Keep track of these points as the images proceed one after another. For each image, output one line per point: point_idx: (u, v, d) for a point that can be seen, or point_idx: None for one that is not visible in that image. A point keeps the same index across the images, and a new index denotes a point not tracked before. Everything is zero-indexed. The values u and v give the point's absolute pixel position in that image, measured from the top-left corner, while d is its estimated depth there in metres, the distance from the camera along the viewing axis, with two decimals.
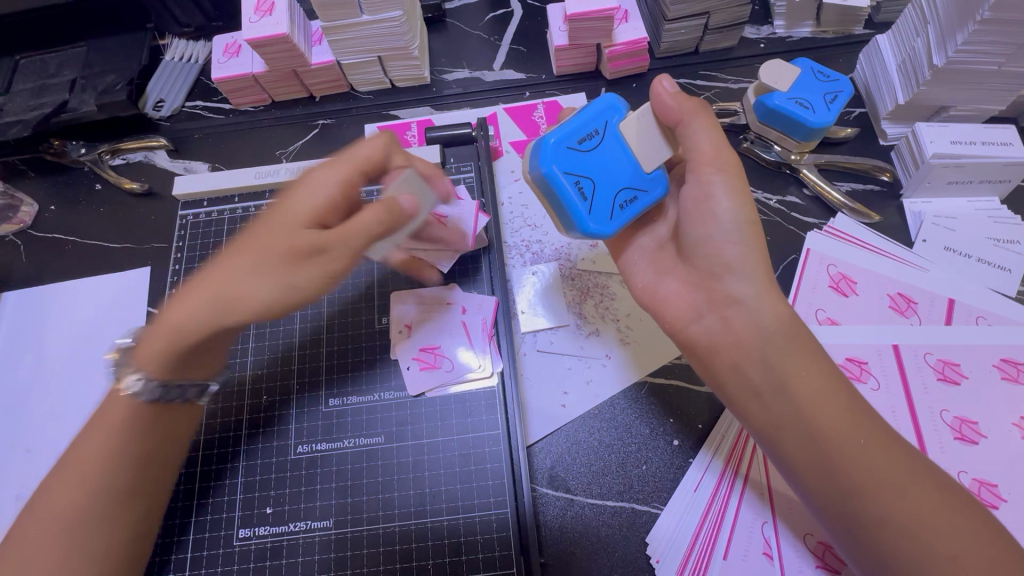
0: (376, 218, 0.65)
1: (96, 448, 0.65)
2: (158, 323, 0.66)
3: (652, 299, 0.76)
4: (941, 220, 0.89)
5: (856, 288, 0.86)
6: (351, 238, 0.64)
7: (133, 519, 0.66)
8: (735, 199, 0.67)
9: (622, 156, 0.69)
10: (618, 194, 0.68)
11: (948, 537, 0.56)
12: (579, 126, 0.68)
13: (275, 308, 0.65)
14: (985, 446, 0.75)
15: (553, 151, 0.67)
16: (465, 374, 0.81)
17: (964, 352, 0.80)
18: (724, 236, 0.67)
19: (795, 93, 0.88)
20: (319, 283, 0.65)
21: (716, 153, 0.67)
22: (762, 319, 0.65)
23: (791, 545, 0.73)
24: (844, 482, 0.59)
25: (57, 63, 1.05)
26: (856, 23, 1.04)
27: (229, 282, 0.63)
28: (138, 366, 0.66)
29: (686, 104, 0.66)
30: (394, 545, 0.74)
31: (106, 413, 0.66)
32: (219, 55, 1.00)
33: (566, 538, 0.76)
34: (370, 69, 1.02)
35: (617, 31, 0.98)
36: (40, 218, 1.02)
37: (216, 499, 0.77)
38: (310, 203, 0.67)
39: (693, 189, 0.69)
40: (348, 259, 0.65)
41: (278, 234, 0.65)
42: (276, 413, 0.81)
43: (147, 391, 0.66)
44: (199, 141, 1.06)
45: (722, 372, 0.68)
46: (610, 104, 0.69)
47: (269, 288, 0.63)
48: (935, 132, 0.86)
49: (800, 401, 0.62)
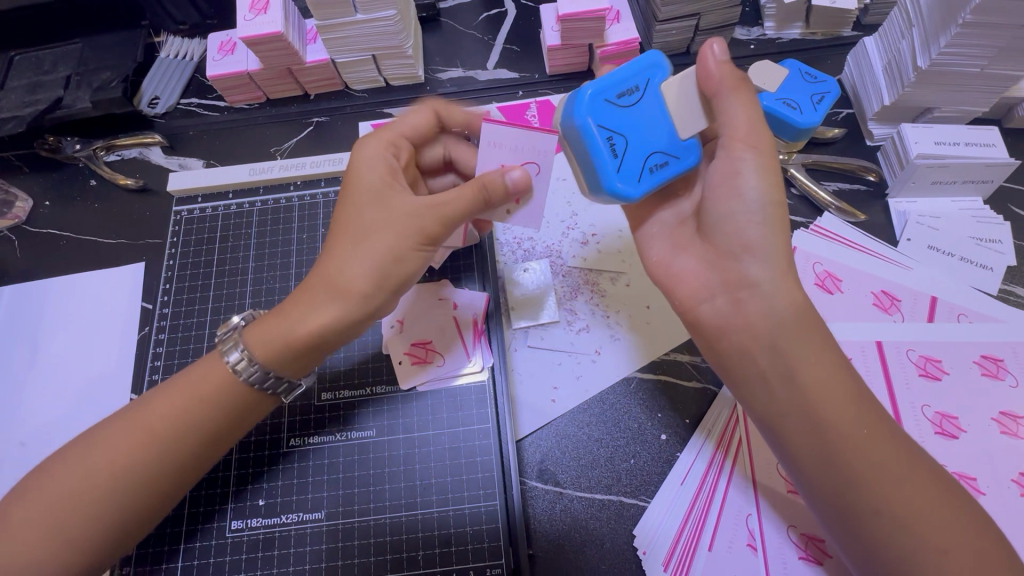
0: (475, 196, 0.67)
1: (180, 414, 0.66)
2: (279, 310, 0.68)
3: (666, 271, 0.75)
4: (925, 220, 0.90)
5: (841, 286, 0.87)
6: (447, 211, 0.67)
7: (125, 529, 0.65)
8: (763, 179, 0.64)
9: (658, 119, 0.67)
10: (651, 156, 0.66)
11: (938, 531, 0.58)
12: (622, 80, 0.65)
13: (380, 292, 0.67)
14: (965, 440, 0.77)
15: (590, 102, 0.64)
16: (458, 370, 0.82)
17: (945, 348, 0.82)
18: (749, 217, 0.65)
19: (783, 93, 0.89)
20: (416, 258, 0.68)
21: (750, 130, 0.64)
22: (776, 305, 0.64)
23: (775, 537, 0.74)
24: (846, 471, 0.61)
25: (51, 60, 1.06)
26: (843, 25, 1.05)
27: (335, 269, 0.66)
28: (247, 347, 0.67)
29: (732, 74, 0.64)
30: (385, 536, 0.75)
31: (199, 382, 0.67)
32: (214, 53, 1.01)
33: (555, 531, 0.77)
34: (364, 68, 1.03)
35: (609, 32, 0.99)
36: (35, 214, 1.02)
37: (205, 540, 0.76)
38: (386, 187, 0.69)
39: (722, 164, 0.66)
40: (442, 229, 0.68)
41: (374, 218, 0.67)
42: (261, 482, 0.78)
43: (252, 372, 0.67)
44: (193, 138, 1.06)
45: (728, 356, 0.68)
46: (655, 63, 0.67)
47: (373, 270, 0.66)
48: (920, 133, 0.87)
49: (806, 389, 0.63)
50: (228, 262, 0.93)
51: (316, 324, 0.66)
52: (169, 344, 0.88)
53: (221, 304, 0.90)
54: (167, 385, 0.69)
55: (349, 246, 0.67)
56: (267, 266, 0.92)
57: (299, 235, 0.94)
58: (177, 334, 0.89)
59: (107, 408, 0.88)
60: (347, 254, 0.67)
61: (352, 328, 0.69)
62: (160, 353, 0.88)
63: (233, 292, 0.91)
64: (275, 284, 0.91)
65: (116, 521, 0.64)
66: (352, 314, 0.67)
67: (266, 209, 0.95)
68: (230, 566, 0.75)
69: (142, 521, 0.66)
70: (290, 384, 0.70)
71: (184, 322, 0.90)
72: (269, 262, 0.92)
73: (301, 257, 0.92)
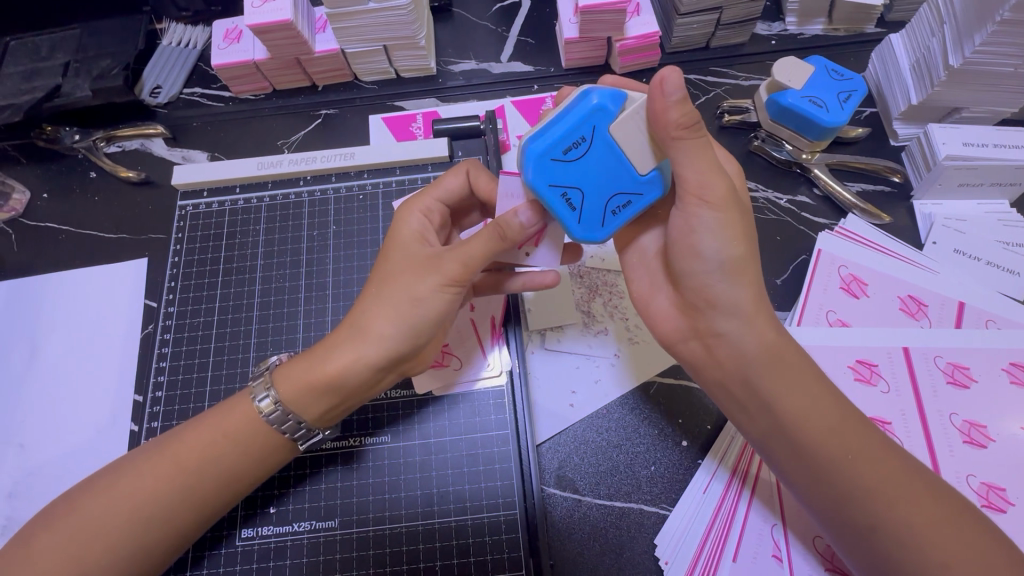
0: (491, 235, 0.63)
1: (208, 448, 0.65)
2: (307, 356, 0.68)
3: (644, 310, 0.73)
4: (951, 223, 0.89)
5: (867, 290, 0.85)
6: (466, 251, 0.64)
7: (141, 547, 0.63)
8: (722, 233, 0.60)
9: (612, 162, 0.60)
10: (610, 199, 0.61)
11: (945, 545, 0.55)
12: (563, 135, 0.58)
13: (403, 335, 0.65)
14: (993, 449, 0.75)
15: (535, 165, 0.59)
16: (479, 373, 0.80)
17: (973, 354, 0.80)
18: (710, 273, 0.62)
19: (808, 91, 0.87)
20: (437, 296, 0.65)
21: (705, 183, 0.59)
22: (746, 348, 0.62)
23: (801, 548, 0.72)
24: (835, 492, 0.60)
25: (48, 46, 1.02)
26: (867, 21, 1.03)
27: (359, 312, 0.66)
28: (275, 386, 0.67)
29: (677, 116, 0.55)
30: (401, 546, 0.73)
31: (227, 418, 0.67)
32: (219, 41, 0.97)
33: (574, 539, 0.75)
34: (375, 59, 1.00)
35: (629, 25, 0.96)
36: (32, 206, 0.99)
37: (219, 549, 0.73)
38: (415, 239, 0.70)
39: (678, 218, 0.62)
40: (462, 269, 0.65)
41: (399, 263, 0.68)
42: (274, 488, 0.75)
43: (275, 412, 0.66)
44: (197, 129, 1.03)
45: (710, 385, 0.68)
46: (600, 103, 0.58)
47: (394, 310, 0.65)
48: (948, 133, 0.85)
49: (784, 417, 0.61)
50: (236, 259, 0.90)
51: (338, 366, 0.65)
52: (175, 345, 0.85)
53: (229, 304, 0.87)
54: (196, 420, 0.68)
55: (373, 292, 0.67)
56: (276, 265, 0.89)
57: (310, 231, 0.91)
58: (183, 335, 0.86)
59: (111, 410, 0.85)
60: (371, 298, 0.67)
61: (374, 378, 0.67)
62: (166, 354, 0.85)
63: (241, 291, 0.88)
64: (284, 284, 0.88)
65: (136, 538, 0.62)
66: (373, 359, 0.65)
67: (274, 205, 0.92)
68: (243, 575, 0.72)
69: (156, 541, 0.63)
70: (309, 431, 0.68)
71: (191, 322, 0.87)
72: (278, 260, 0.89)
73: (311, 255, 0.89)
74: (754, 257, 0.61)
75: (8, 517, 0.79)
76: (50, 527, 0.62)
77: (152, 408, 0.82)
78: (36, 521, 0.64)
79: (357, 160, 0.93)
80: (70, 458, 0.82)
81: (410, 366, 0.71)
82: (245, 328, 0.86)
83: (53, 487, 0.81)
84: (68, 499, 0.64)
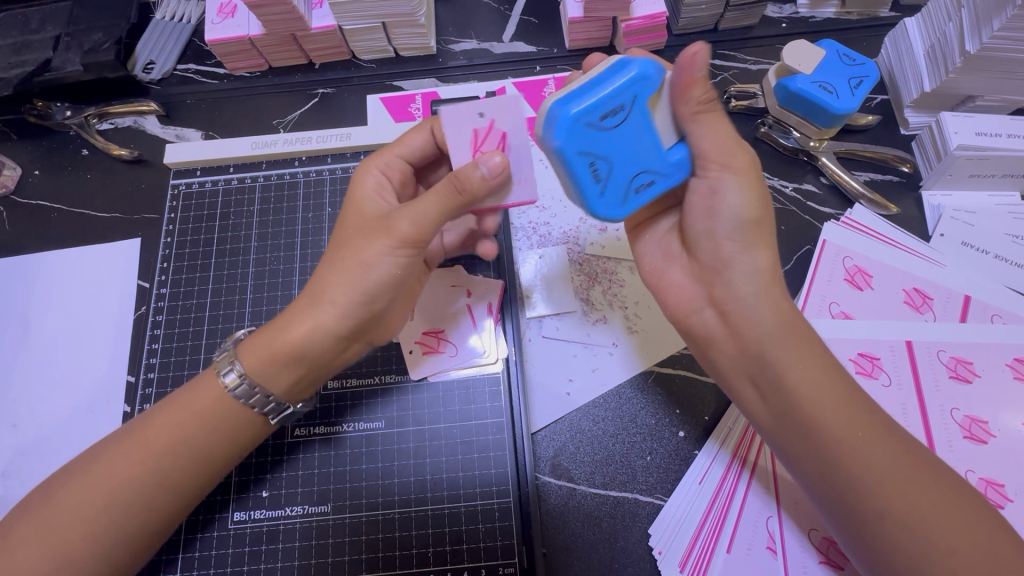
0: (446, 190, 0.62)
1: (178, 431, 0.64)
2: (270, 327, 0.66)
3: (656, 281, 0.72)
4: (960, 215, 0.87)
5: (871, 282, 0.84)
6: (418, 207, 0.63)
7: (133, 532, 0.63)
8: (744, 196, 0.62)
9: (644, 137, 0.60)
10: (635, 176, 0.61)
11: (950, 534, 0.55)
12: (603, 100, 0.56)
13: (356, 304, 0.64)
14: (995, 445, 0.74)
15: (572, 128, 0.56)
16: (474, 360, 0.79)
17: (976, 350, 0.79)
18: (728, 234, 0.63)
19: (818, 75, 0.84)
20: (387, 259, 0.64)
21: (726, 150, 0.61)
22: (761, 317, 0.62)
23: (795, 541, 0.71)
24: (846, 478, 0.58)
25: (38, 18, 0.98)
26: (882, 5, 0.99)
27: (317, 277, 0.66)
28: (239, 360, 0.66)
29: (699, 92, 0.58)
30: (392, 532, 0.73)
31: (196, 397, 0.66)
32: (213, 16, 0.94)
33: (567, 528, 0.74)
34: (373, 36, 0.97)
35: (635, 4, 0.93)
36: (24, 183, 0.97)
37: (210, 533, 0.73)
38: (373, 197, 0.69)
39: (701, 187, 0.64)
40: (414, 230, 0.63)
41: (354, 226, 0.67)
42: (268, 473, 0.75)
43: (240, 387, 0.65)
44: (191, 107, 1.00)
45: (721, 362, 0.67)
46: (640, 73, 0.57)
47: (344, 275, 0.64)
48: (961, 123, 0.83)
49: (795, 398, 0.60)
50: (229, 241, 0.89)
51: (297, 334, 0.64)
52: (167, 327, 0.85)
53: (222, 286, 0.86)
54: (169, 400, 0.67)
55: (328, 263, 0.66)
56: (269, 247, 0.88)
57: (304, 213, 0.89)
58: (176, 316, 0.85)
59: (104, 389, 0.84)
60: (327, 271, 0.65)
61: (331, 348, 0.66)
62: (158, 335, 0.84)
63: (234, 274, 0.87)
64: (278, 266, 0.87)
65: (116, 526, 0.62)
66: (328, 325, 0.64)
67: (269, 185, 0.91)
68: (234, 559, 0.72)
69: (144, 529, 0.63)
70: (279, 405, 0.67)
71: (183, 303, 0.86)
72: (272, 241, 0.88)
73: (305, 237, 0.88)
74: (767, 222, 0.63)
75: (3, 495, 0.79)
76: (32, 516, 0.62)
77: (144, 390, 0.82)
78: (24, 504, 0.63)
79: (353, 141, 0.91)
80: (63, 437, 0.82)
81: (377, 334, 0.71)
82: (238, 309, 0.85)
83: (46, 466, 0.80)
84: (51, 489, 0.63)
